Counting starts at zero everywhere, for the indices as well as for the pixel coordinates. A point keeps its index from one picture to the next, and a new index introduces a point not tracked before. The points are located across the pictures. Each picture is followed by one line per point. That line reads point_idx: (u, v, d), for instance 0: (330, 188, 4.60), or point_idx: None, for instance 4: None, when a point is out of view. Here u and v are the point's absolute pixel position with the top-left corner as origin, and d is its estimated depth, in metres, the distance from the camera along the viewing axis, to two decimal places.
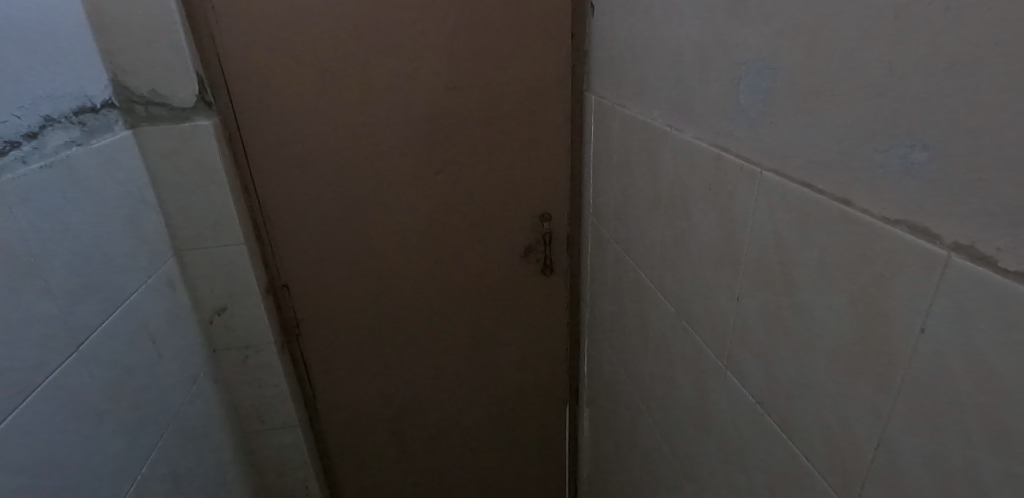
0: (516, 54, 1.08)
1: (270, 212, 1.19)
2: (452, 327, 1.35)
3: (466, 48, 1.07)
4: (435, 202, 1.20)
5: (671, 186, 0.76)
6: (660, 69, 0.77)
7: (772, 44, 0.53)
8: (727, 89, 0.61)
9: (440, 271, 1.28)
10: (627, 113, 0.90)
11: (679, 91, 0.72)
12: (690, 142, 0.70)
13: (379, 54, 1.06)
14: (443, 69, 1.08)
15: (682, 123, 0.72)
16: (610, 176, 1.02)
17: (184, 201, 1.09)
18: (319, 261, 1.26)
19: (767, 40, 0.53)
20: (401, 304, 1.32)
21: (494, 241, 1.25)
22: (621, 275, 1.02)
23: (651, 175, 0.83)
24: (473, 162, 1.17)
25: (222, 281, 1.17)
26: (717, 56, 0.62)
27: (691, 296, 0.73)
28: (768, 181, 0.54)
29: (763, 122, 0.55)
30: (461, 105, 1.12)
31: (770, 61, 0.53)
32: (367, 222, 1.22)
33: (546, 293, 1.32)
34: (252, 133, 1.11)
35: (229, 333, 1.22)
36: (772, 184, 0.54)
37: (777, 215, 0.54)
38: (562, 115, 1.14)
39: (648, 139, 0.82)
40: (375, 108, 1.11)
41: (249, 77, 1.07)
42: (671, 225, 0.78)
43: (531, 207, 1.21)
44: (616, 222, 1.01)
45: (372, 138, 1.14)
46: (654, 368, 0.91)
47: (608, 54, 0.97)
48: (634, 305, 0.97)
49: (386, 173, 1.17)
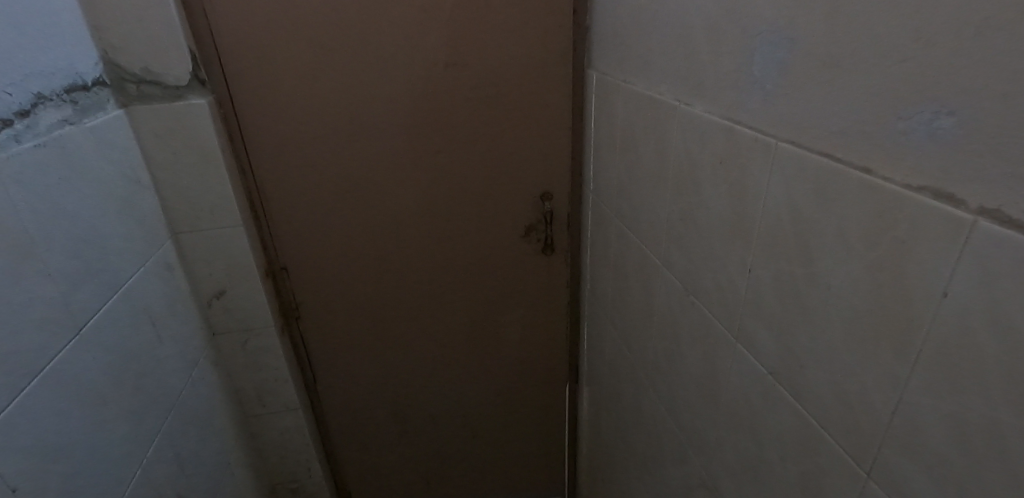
0: (516, 32, 1.07)
1: (268, 193, 1.17)
2: (453, 308, 1.35)
3: (466, 25, 1.05)
4: (435, 182, 1.19)
5: (680, 161, 0.76)
6: (668, 42, 0.76)
7: (787, 14, 0.52)
8: (739, 60, 0.60)
9: (440, 252, 1.27)
10: (632, 89, 0.89)
11: (688, 65, 0.71)
12: (700, 116, 0.69)
13: (377, 32, 1.04)
14: (442, 46, 1.06)
15: (691, 97, 0.72)
16: (614, 154, 1.01)
17: (180, 183, 1.07)
18: (318, 243, 1.25)
19: (783, 9, 0.53)
20: (401, 286, 1.32)
21: (495, 222, 1.24)
22: (625, 253, 1.02)
23: (657, 151, 0.83)
24: (473, 141, 1.15)
25: (220, 264, 1.15)
26: (729, 27, 0.61)
27: (701, 271, 0.74)
28: (784, 153, 0.55)
29: (778, 92, 0.55)
30: (461, 83, 1.10)
31: (786, 31, 0.53)
32: (366, 203, 1.21)
33: (547, 273, 1.32)
34: (248, 113, 1.09)
35: (228, 317, 1.21)
36: (789, 155, 0.54)
37: (794, 187, 0.54)
38: (564, 94, 1.13)
39: (655, 114, 0.82)
40: (373, 87, 1.09)
41: (243, 54, 1.04)
42: (679, 201, 0.78)
43: (531, 187, 1.21)
44: (620, 200, 1.00)
45: (371, 119, 1.12)
46: (659, 344, 0.91)
47: (611, 30, 0.96)
48: (638, 282, 0.97)
49: (386, 154, 1.16)
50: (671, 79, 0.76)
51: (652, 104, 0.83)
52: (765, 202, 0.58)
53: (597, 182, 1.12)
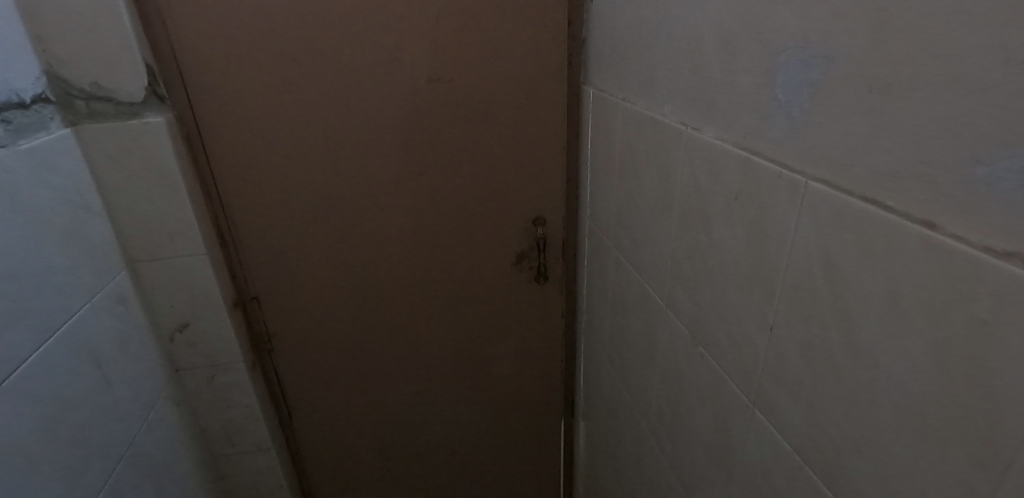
0: (507, 45, 0.98)
1: (236, 218, 1.08)
2: (439, 339, 1.25)
3: (451, 37, 0.96)
4: (418, 206, 1.10)
5: (688, 191, 0.66)
6: (675, 56, 0.66)
7: (819, 27, 0.43)
8: (762, 80, 0.51)
9: (425, 280, 1.18)
10: (632, 108, 0.80)
11: (697, 84, 0.62)
12: (711, 143, 0.60)
13: (353, 43, 0.95)
14: (423, 60, 0.97)
15: (700, 120, 0.62)
16: (612, 178, 0.92)
17: (136, 208, 0.97)
18: (292, 271, 1.15)
19: (817, 18, 0.44)
20: (383, 316, 1.22)
21: (484, 248, 1.15)
22: (624, 287, 0.92)
23: (661, 178, 0.73)
24: (459, 163, 1.06)
25: (182, 295, 1.06)
26: (750, 40, 0.52)
27: (711, 320, 0.64)
28: (815, 194, 0.45)
29: (808, 121, 0.45)
30: (445, 100, 1.01)
31: (820, 46, 0.43)
32: (344, 229, 1.11)
33: (540, 303, 1.22)
34: (212, 132, 1.00)
35: (192, 351, 1.11)
36: (823, 196, 0.44)
37: (832, 235, 0.44)
38: (559, 111, 1.04)
39: (657, 138, 0.73)
40: (349, 104, 1.00)
41: (207, 68, 0.95)
42: (686, 237, 0.68)
43: (523, 211, 1.11)
44: (620, 228, 0.91)
45: (348, 137, 1.03)
46: (662, 392, 0.82)
47: (609, 42, 0.87)
48: (639, 321, 0.87)
49: (365, 175, 1.06)
50: (677, 97, 0.67)
51: (655, 125, 0.73)
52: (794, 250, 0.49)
53: (594, 207, 1.03)
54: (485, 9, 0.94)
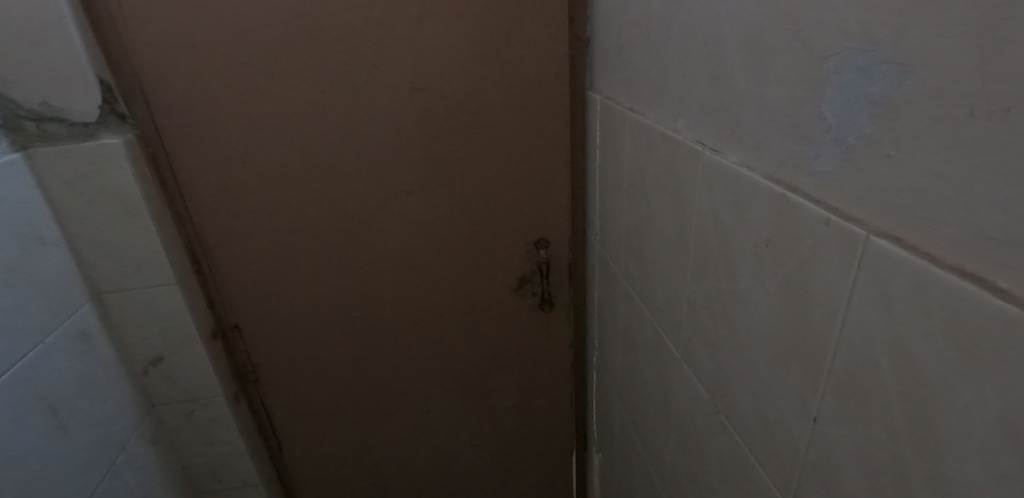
0: (501, 48, 0.86)
1: (211, 243, 0.99)
2: (436, 370, 1.15)
3: (437, 41, 0.85)
4: (407, 227, 0.99)
5: (707, 228, 0.54)
6: (693, 60, 0.54)
7: (894, 26, 0.31)
8: (808, 94, 0.38)
9: (418, 307, 1.07)
10: (641, 121, 0.68)
11: (717, 95, 0.50)
12: (736, 171, 0.47)
13: (328, 51, 0.85)
14: (407, 67, 0.86)
15: (724, 141, 0.50)
16: (621, 199, 0.79)
17: (99, 236, 0.89)
18: (274, 299, 1.05)
19: (894, 13, 0.31)
20: (375, 345, 1.12)
21: (482, 272, 1.03)
22: (635, 325, 0.80)
23: (674, 206, 0.61)
24: (450, 179, 0.95)
25: (154, 328, 0.97)
26: (790, 42, 0.39)
27: (736, 388, 0.52)
28: (883, 257, 0.33)
29: (874, 156, 0.33)
30: (432, 110, 0.90)
31: (900, 54, 0.31)
32: (327, 253, 1.01)
33: (546, 331, 1.10)
34: (180, 150, 0.91)
35: (169, 386, 1.03)
36: (903, 263, 0.31)
37: (916, 318, 0.31)
38: (562, 121, 0.92)
39: (670, 158, 0.60)
40: (326, 117, 0.90)
41: (170, 82, 0.86)
42: (704, 281, 0.55)
43: (525, 232, 1.00)
44: (630, 258, 0.78)
45: (328, 154, 0.92)
46: (679, 454, 0.69)
47: (615, 44, 0.74)
48: (652, 367, 0.75)
49: (348, 196, 0.96)
50: (694, 111, 0.54)
51: (667, 143, 0.61)
52: (852, 326, 0.36)
53: (602, 230, 0.91)
54: (475, 8, 0.83)
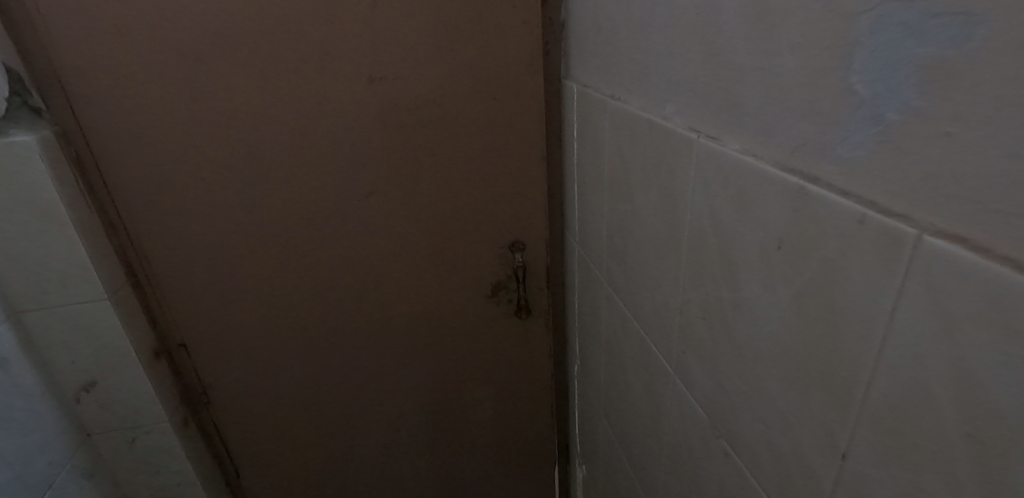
0: (467, 32, 0.78)
1: (149, 253, 0.88)
2: (406, 385, 1.06)
3: (397, 24, 0.76)
4: (368, 232, 0.90)
5: (704, 227, 0.46)
6: (685, 35, 0.46)
7: None
8: (833, 65, 0.31)
9: (384, 318, 0.98)
10: (623, 109, 0.61)
11: (714, 74, 0.43)
12: (739, 162, 0.41)
13: (274, 37, 0.76)
14: (363, 54, 0.78)
15: (724, 127, 0.43)
16: (602, 197, 0.72)
17: (15, 248, 0.78)
18: (223, 314, 0.95)
19: None
20: (338, 362, 1.02)
21: (452, 279, 0.95)
22: (620, 335, 0.72)
23: (663, 203, 0.54)
24: (415, 179, 0.87)
25: (85, 350, 0.86)
26: (810, 0, 0.32)
27: (742, 412, 0.45)
28: (943, 262, 0.26)
29: (926, 135, 0.26)
30: (394, 103, 0.81)
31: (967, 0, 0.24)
32: (281, 262, 0.91)
33: (524, 340, 1.03)
34: (108, 149, 0.80)
35: (106, 413, 0.92)
36: (976, 270, 0.25)
37: (994, 341, 0.24)
38: (536, 113, 0.84)
39: (657, 150, 0.53)
40: (274, 111, 0.80)
41: (90, 71, 0.75)
42: (700, 289, 0.49)
43: (499, 234, 0.92)
44: (613, 261, 0.71)
45: (278, 152, 0.83)
46: (671, 479, 0.62)
47: (593, 25, 0.67)
48: (639, 381, 0.68)
49: (303, 199, 0.87)
50: (687, 94, 0.47)
51: (655, 133, 0.53)
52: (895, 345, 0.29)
53: (582, 230, 0.84)
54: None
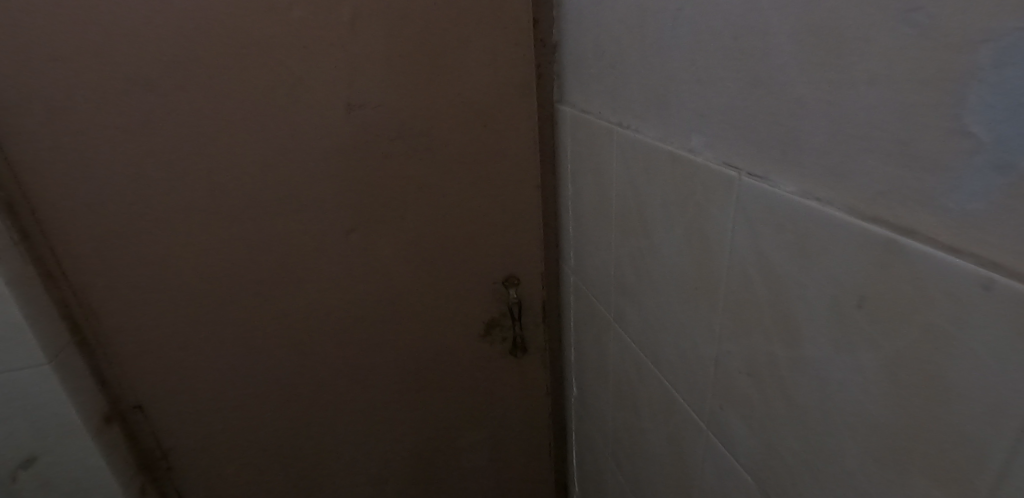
0: (454, 55, 0.72)
1: (96, 305, 0.77)
2: (392, 433, 0.97)
3: (378, 48, 0.70)
4: (349, 271, 0.82)
5: (749, 274, 0.42)
6: (717, 61, 0.42)
7: None
8: (936, 102, 0.27)
9: (367, 363, 0.90)
10: (635, 138, 0.56)
11: (758, 106, 0.38)
12: (800, 205, 0.36)
13: (241, 64, 0.68)
14: (341, 80, 0.71)
15: (774, 164, 0.38)
16: (607, 231, 0.67)
17: None
18: (187, 369, 0.84)
19: None
20: (318, 414, 0.92)
21: (442, 318, 0.88)
22: (633, 379, 0.67)
23: (690, 244, 0.49)
24: (400, 212, 0.80)
25: (22, 422, 0.75)
26: (899, 27, 0.28)
27: (803, 480, 0.40)
28: None
29: None
30: (375, 132, 0.74)
31: None
32: (252, 308, 0.82)
33: (519, 378, 0.96)
34: (45, 192, 0.69)
35: (48, 491, 0.80)
36: None
37: None
38: (529, 139, 0.79)
39: (682, 185, 0.48)
40: (241, 144, 0.71)
41: (21, 103, 0.64)
42: (743, 340, 0.44)
43: (491, 268, 0.86)
44: (623, 299, 0.65)
45: (246, 190, 0.74)
46: None
47: (593, 48, 0.63)
48: (659, 430, 0.62)
49: (275, 239, 0.78)
50: (719, 125, 0.43)
51: (679, 166, 0.49)
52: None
53: (581, 263, 0.79)
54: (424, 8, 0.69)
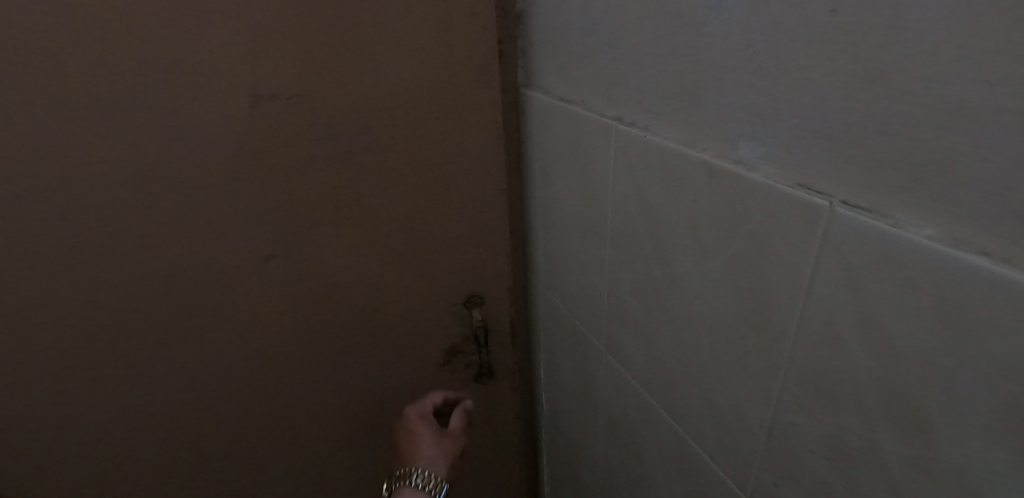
0: (399, 28, 0.56)
1: None
2: (339, 487, 0.81)
3: (295, 17, 0.52)
4: (274, 307, 0.64)
5: (840, 336, 0.31)
6: (797, 44, 0.30)
7: None
8: None
9: (305, 412, 0.73)
10: (644, 141, 0.43)
11: (862, 115, 0.27)
12: (940, 261, 0.25)
13: (95, 41, 0.47)
14: (248, 58, 0.52)
15: (895, 196, 0.27)
16: (597, 249, 0.55)
17: None
18: (57, 449, 0.61)
19: None
20: (244, 480, 0.74)
21: (394, 349, 0.73)
22: (636, 423, 0.56)
23: (734, 285, 0.38)
24: (336, 229, 0.63)
25: None
26: None
27: None
28: None
29: None
30: (298, 128, 0.56)
31: None
32: (145, 364, 0.61)
33: (486, 405, 0.84)
34: None
35: None
36: None
37: None
38: (492, 132, 0.64)
39: (725, 209, 0.37)
40: (107, 149, 0.51)
41: None
42: (823, 419, 0.34)
43: (451, 286, 0.72)
44: (623, 331, 0.54)
45: (119, 218, 0.53)
46: None
47: (577, 23, 0.49)
48: (674, 487, 0.52)
49: (168, 280, 0.58)
50: (792, 136, 0.31)
51: (718, 183, 0.37)
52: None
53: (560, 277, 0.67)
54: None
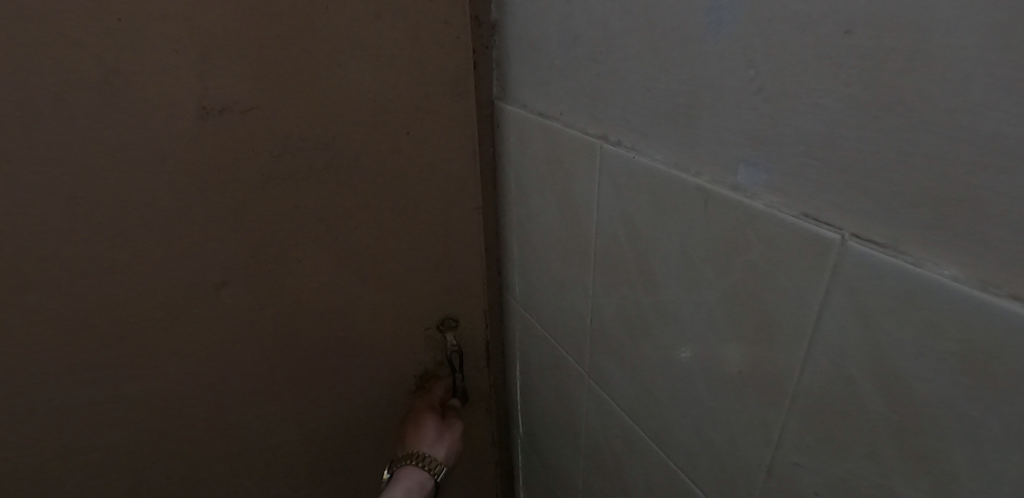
0: (362, 37, 0.52)
1: None
2: None
3: (246, 23, 0.47)
4: (229, 337, 0.59)
5: (847, 376, 0.29)
6: (803, 66, 0.28)
7: None
8: None
9: (264, 446, 0.68)
10: (631, 161, 0.41)
11: (876, 143, 0.25)
12: (965, 303, 0.23)
13: (16, 46, 0.42)
14: (193, 70, 0.47)
15: (913, 231, 0.25)
16: (579, 271, 0.52)
17: None
18: None
19: None
20: None
21: (361, 377, 0.69)
22: (622, 452, 0.54)
23: (731, 316, 0.36)
24: (297, 252, 0.58)
25: None
26: None
27: None
28: None
29: None
30: (253, 145, 0.52)
31: None
32: (80, 404, 0.56)
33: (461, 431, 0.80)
34: None
35: None
36: None
37: None
38: (467, 146, 0.61)
39: (721, 235, 0.35)
40: (33, 171, 0.45)
41: None
42: (830, 461, 0.32)
43: (423, 308, 0.68)
44: (606, 356, 0.52)
45: (47, 243, 0.48)
46: None
47: (558, 34, 0.47)
48: None
49: (106, 310, 0.53)
50: (796, 162, 0.29)
51: (715, 208, 0.35)
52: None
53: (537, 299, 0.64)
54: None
